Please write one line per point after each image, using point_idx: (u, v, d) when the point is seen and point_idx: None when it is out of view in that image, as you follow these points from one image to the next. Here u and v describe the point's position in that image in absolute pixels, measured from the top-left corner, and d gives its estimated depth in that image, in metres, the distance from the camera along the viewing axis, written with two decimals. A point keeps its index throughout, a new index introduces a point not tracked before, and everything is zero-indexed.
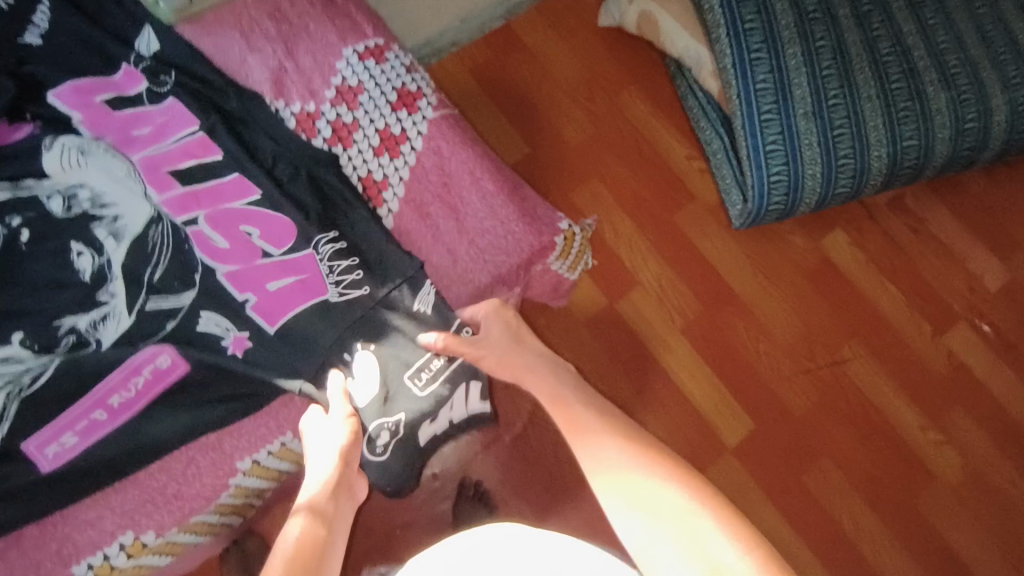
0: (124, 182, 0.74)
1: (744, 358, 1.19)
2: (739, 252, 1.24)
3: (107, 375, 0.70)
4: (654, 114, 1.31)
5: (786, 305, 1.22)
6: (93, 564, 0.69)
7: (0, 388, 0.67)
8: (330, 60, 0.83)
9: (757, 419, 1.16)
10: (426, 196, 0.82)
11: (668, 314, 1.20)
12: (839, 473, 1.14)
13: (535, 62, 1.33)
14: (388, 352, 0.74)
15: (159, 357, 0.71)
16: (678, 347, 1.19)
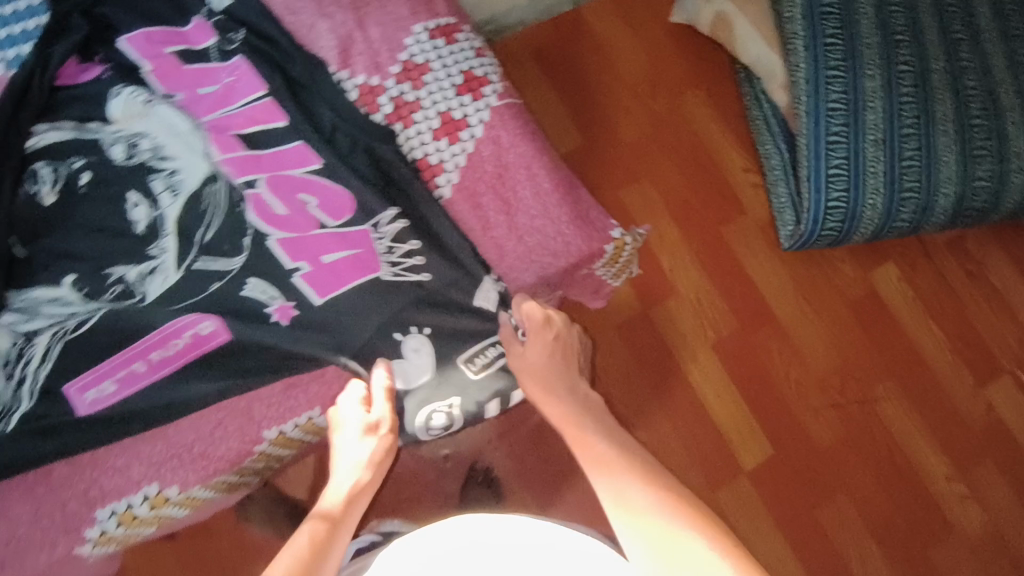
0: (186, 138, 0.75)
1: (772, 383, 1.16)
2: (783, 273, 1.20)
3: (152, 329, 0.70)
4: (717, 121, 1.26)
5: (823, 334, 1.18)
6: (116, 511, 0.70)
7: (47, 327, 0.69)
8: (399, 35, 0.82)
9: (777, 445, 1.14)
10: (480, 186, 0.80)
11: (701, 327, 1.17)
12: (854, 512, 1.11)
13: (602, 53, 1.29)
14: (445, 336, 0.77)
15: (202, 324, 0.71)
16: (705, 361, 1.16)
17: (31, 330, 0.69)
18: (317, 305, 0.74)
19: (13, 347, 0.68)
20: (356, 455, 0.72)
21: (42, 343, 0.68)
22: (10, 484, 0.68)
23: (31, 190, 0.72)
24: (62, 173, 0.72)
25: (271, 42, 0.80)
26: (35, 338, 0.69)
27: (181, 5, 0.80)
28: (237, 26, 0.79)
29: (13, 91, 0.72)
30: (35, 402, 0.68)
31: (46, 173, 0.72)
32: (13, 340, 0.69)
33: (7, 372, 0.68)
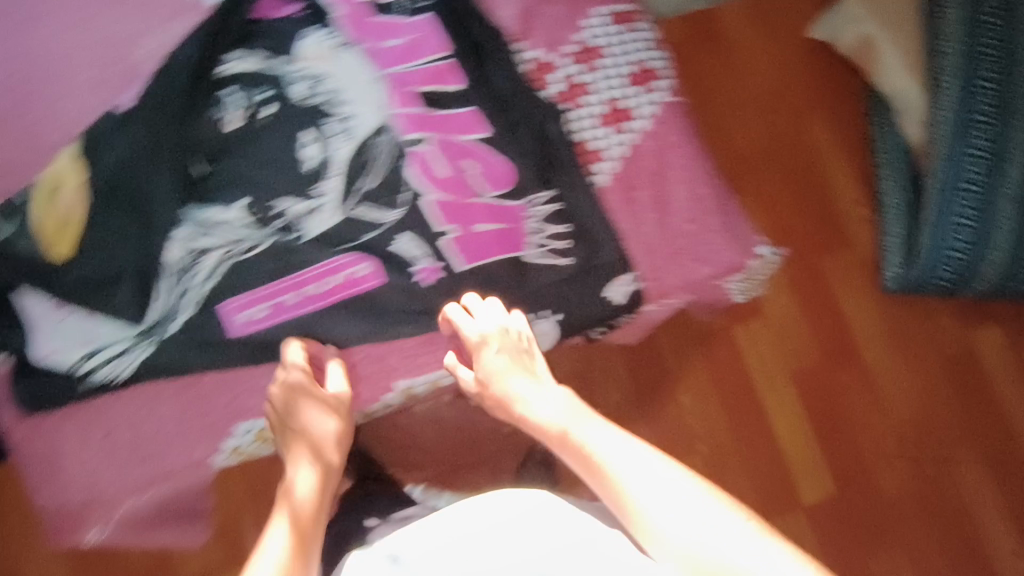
0: (365, 87, 0.77)
1: (847, 426, 1.13)
2: (880, 316, 1.14)
3: (311, 266, 0.74)
4: (840, 149, 1.16)
5: (908, 386, 1.14)
6: (254, 429, 0.75)
7: (217, 246, 0.72)
8: (580, 14, 0.81)
9: (843, 489, 1.11)
10: (637, 181, 0.80)
11: (784, 356, 1.13)
12: (909, 565, 1.11)
13: (730, 61, 1.16)
14: (567, 323, 0.79)
15: (359, 266, 0.74)
16: (783, 392, 1.12)
17: (202, 247, 0.72)
18: (460, 270, 0.76)
19: (183, 259, 0.72)
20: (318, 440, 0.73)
21: (211, 260, 0.72)
22: (158, 389, 0.72)
23: (215, 114, 0.73)
24: (249, 101, 0.74)
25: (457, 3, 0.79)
26: (204, 254, 0.72)
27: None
28: None
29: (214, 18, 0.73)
30: (195, 313, 0.72)
31: (235, 98, 0.74)
32: (184, 254, 0.72)
33: (173, 282, 0.72)
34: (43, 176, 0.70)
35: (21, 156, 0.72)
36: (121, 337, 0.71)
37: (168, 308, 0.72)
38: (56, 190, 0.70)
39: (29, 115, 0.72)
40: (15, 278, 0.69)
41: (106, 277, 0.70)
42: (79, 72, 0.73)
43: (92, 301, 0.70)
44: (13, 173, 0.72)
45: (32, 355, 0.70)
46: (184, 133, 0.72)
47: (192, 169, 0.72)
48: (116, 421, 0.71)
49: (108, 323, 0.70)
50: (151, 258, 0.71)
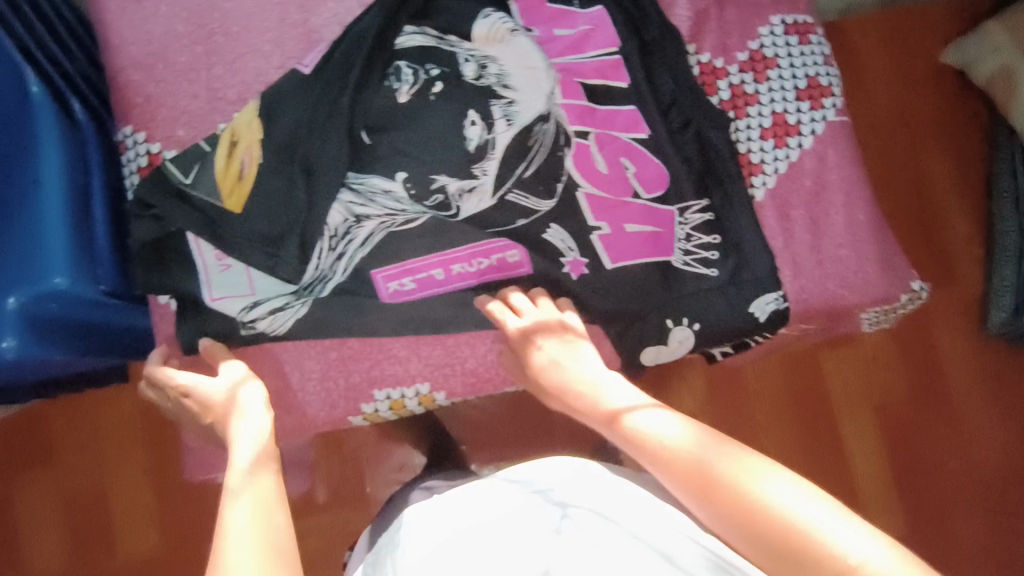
0: (534, 74, 0.76)
1: (925, 462, 1.16)
2: (970, 357, 1.18)
3: (463, 245, 0.75)
4: (954, 175, 1.20)
5: (988, 428, 1.17)
6: (392, 397, 0.76)
7: (376, 215, 0.74)
8: (755, 22, 0.79)
9: (915, 522, 1.14)
10: (793, 199, 0.78)
11: (870, 385, 1.17)
12: None
13: (857, 77, 1.20)
14: (706, 333, 0.78)
15: (512, 252, 0.76)
16: (863, 422, 1.16)
17: (362, 213, 0.74)
18: (607, 268, 0.77)
19: (342, 223, 0.73)
20: (253, 400, 0.64)
21: (368, 228, 0.74)
22: (305, 343, 0.75)
23: (392, 84, 0.74)
24: (419, 75, 0.75)
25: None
26: (363, 221, 0.74)
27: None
28: None
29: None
30: (348, 277, 0.74)
31: (406, 71, 0.75)
32: (344, 217, 0.73)
33: (330, 244, 0.73)
34: (226, 128, 0.73)
35: (203, 105, 0.74)
36: (280, 293, 0.73)
37: (323, 269, 0.74)
38: (236, 143, 0.72)
39: (213, 68, 0.75)
40: (189, 224, 0.71)
41: (272, 232, 0.72)
42: (265, 30, 0.76)
43: (256, 255, 0.72)
44: (192, 121, 0.74)
45: (203, 298, 0.73)
46: (359, 99, 0.73)
47: (360, 136, 0.74)
48: (266, 369, 0.75)
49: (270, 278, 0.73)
50: (311, 219, 0.72)
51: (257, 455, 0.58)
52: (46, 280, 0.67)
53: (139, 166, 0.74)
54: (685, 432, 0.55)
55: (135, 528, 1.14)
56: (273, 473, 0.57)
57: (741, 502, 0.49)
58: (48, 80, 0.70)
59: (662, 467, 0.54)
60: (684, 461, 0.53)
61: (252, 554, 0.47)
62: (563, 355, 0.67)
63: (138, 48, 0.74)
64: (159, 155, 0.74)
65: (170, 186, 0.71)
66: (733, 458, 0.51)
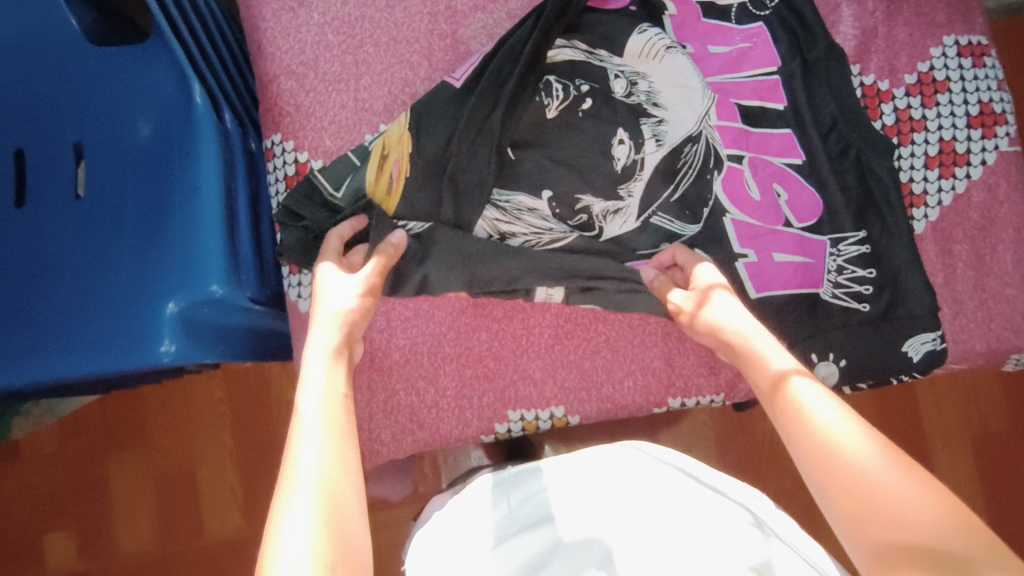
0: (688, 93, 0.73)
1: (1022, 501, 1.11)
2: None
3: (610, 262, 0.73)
4: None
5: None
6: (525, 418, 0.74)
7: (523, 235, 0.72)
8: (926, 42, 0.76)
9: None
10: (957, 233, 0.74)
11: (973, 419, 1.13)
12: None
13: None
14: (855, 371, 0.72)
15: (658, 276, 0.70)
16: (967, 458, 1.12)
17: (507, 231, 0.72)
18: (751, 298, 0.72)
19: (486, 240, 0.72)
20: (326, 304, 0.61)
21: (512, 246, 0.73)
22: (442, 358, 0.74)
23: (542, 99, 0.72)
24: (570, 92, 0.73)
25: (798, 16, 0.76)
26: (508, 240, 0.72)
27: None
28: None
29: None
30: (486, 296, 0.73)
31: (556, 87, 0.73)
32: (488, 233, 0.72)
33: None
34: (377, 142, 0.72)
35: (351, 115, 0.75)
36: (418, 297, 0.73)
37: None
38: (386, 156, 0.71)
39: (367, 79, 0.75)
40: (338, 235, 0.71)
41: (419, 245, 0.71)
42: (414, 42, 0.76)
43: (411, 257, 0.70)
44: (341, 131, 0.74)
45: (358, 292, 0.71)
46: (509, 114, 0.72)
47: (506, 151, 0.73)
48: (400, 384, 0.74)
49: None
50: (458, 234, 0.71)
51: (330, 380, 0.55)
52: (200, 287, 0.67)
53: (287, 174, 0.75)
54: (842, 418, 0.49)
55: (219, 511, 1.15)
56: (343, 395, 0.54)
57: (870, 498, 0.43)
58: (209, 89, 0.71)
59: (799, 446, 0.49)
60: (823, 443, 0.48)
61: (318, 483, 0.45)
62: (719, 311, 0.62)
63: (290, 56, 0.75)
64: (307, 164, 0.74)
65: (318, 198, 0.72)
66: (883, 458, 0.45)
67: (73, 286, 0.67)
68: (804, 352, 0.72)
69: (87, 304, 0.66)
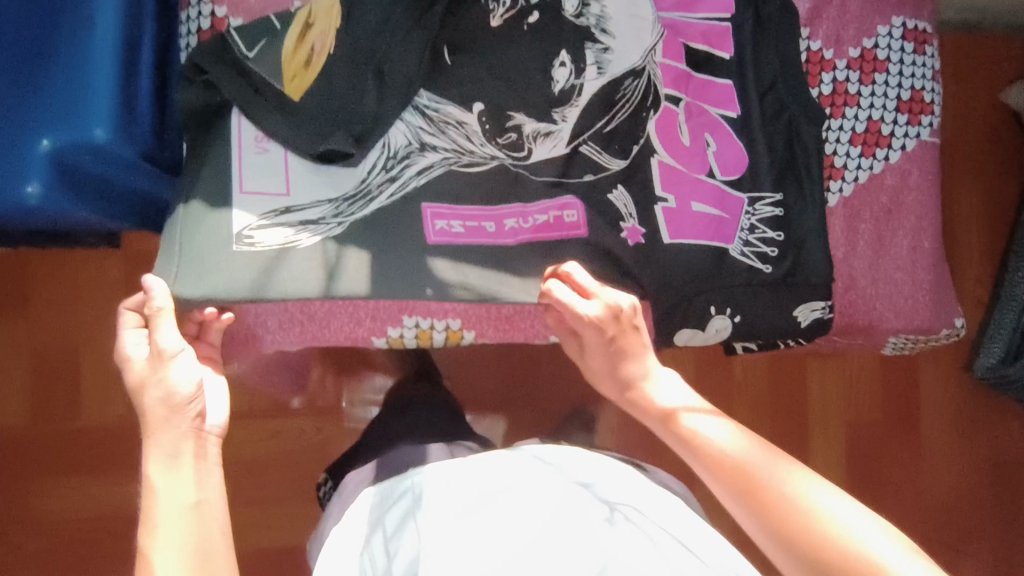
0: (638, 24, 0.72)
1: (873, 483, 1.20)
2: (952, 403, 1.23)
3: (518, 199, 0.69)
4: (981, 219, 1.21)
5: (950, 472, 1.22)
6: (421, 325, 0.73)
7: (443, 148, 0.68)
8: (875, 20, 0.76)
9: None
10: (865, 212, 0.76)
11: (847, 403, 1.20)
12: None
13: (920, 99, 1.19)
14: (747, 330, 0.74)
15: (568, 211, 0.70)
16: (834, 436, 1.20)
17: (429, 142, 0.68)
18: (664, 243, 0.72)
19: (404, 146, 0.67)
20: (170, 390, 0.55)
21: (429, 158, 0.68)
22: None
23: (489, 3, 0.69)
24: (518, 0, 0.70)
25: None
26: (426, 151, 0.68)
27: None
28: None
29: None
30: (395, 201, 0.66)
31: None
32: (409, 141, 0.67)
33: (385, 164, 0.67)
34: (303, 7, 0.67)
35: None
36: (316, 205, 0.65)
37: (346, 211, 0.65)
38: (310, 25, 0.66)
39: None
40: (236, 93, 0.64)
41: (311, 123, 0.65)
42: None
43: (299, 140, 0.64)
44: None
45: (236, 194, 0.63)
46: (452, 11, 0.69)
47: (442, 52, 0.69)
48: None
49: (314, 185, 0.65)
50: (372, 122, 0.66)
51: (185, 481, 0.52)
52: (81, 131, 0.61)
53: (201, 27, 0.68)
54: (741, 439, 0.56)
55: (98, 394, 1.09)
56: (195, 505, 0.52)
57: (783, 507, 0.49)
58: None
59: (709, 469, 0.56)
60: (732, 463, 0.54)
61: None
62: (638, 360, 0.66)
63: None
64: (224, 20, 0.68)
65: (228, 55, 0.65)
66: (789, 470, 0.52)
67: None
68: (703, 305, 0.73)
69: None
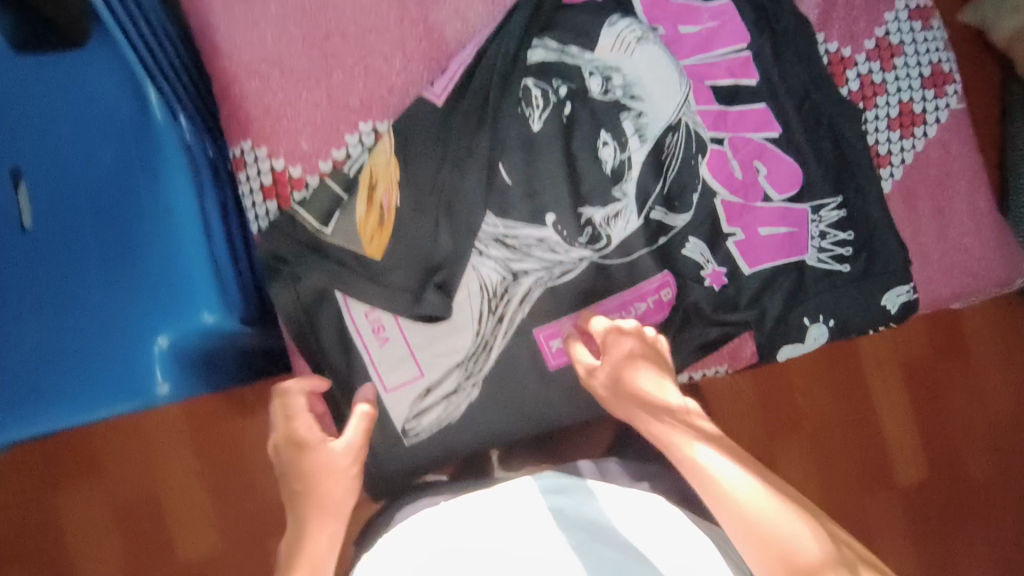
0: (665, 83, 0.74)
1: (938, 420, 1.21)
2: (997, 324, 1.23)
3: (615, 293, 0.74)
4: None
5: (1007, 388, 1.23)
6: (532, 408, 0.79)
7: (534, 270, 0.72)
8: (881, 9, 0.80)
9: (933, 471, 1.21)
10: (920, 188, 0.79)
11: (897, 350, 1.21)
12: (983, 545, 1.20)
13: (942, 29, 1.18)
14: (840, 329, 0.78)
15: (665, 290, 0.75)
16: (893, 382, 1.21)
17: (519, 269, 0.72)
18: (746, 274, 0.76)
19: (499, 282, 0.72)
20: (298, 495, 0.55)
21: (524, 285, 0.72)
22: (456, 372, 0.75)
23: (524, 110, 0.72)
24: (550, 96, 0.72)
25: None
26: (520, 278, 0.72)
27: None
28: None
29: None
30: (510, 339, 0.72)
31: (536, 94, 0.72)
32: (501, 275, 0.72)
33: (490, 307, 0.72)
34: (363, 169, 0.69)
35: (325, 115, 0.69)
36: (449, 376, 0.71)
37: (473, 370, 0.72)
38: (374, 186, 0.69)
39: (332, 75, 0.70)
40: (327, 279, 0.68)
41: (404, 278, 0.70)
42: (383, 31, 0.71)
43: (399, 302, 0.70)
44: (316, 133, 0.69)
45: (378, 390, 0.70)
46: (496, 131, 0.71)
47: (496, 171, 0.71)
48: None
49: (438, 355, 0.71)
50: (452, 268, 0.70)
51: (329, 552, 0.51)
52: (190, 318, 0.62)
53: (263, 182, 0.69)
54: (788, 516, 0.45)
55: (189, 532, 1.03)
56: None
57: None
58: (163, 96, 0.64)
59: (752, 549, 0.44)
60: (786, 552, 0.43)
61: None
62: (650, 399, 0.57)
63: (250, 53, 0.68)
64: (285, 172, 0.69)
65: (304, 237, 0.68)
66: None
67: (35, 323, 0.60)
68: (797, 317, 0.77)
69: (59, 343, 0.60)
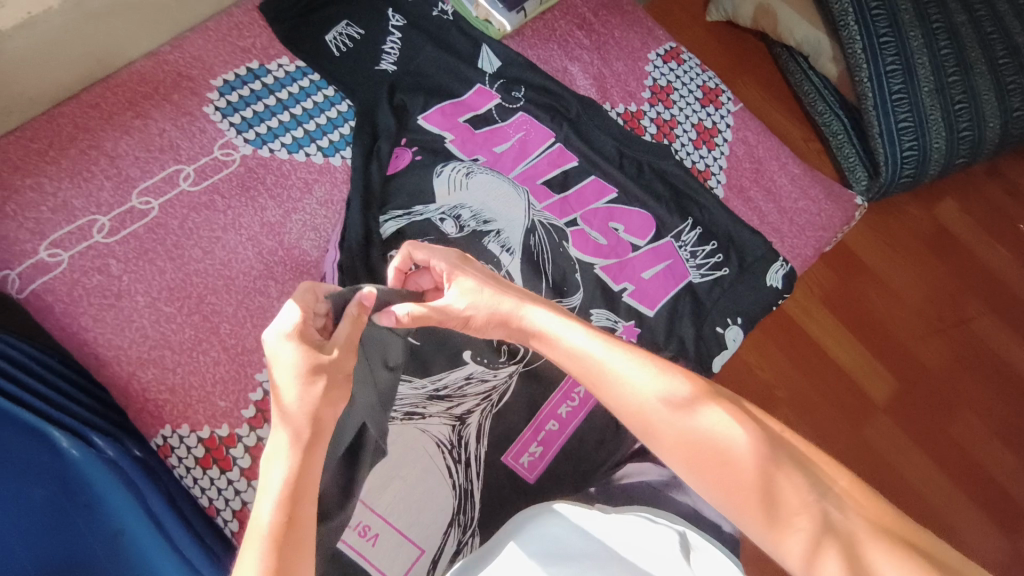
0: (505, 198, 0.82)
1: (880, 333, 1.15)
2: (868, 226, 1.22)
3: (555, 391, 0.81)
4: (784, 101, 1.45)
5: (914, 272, 1.19)
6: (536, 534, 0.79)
7: (476, 405, 0.76)
8: (640, 65, 0.95)
9: (902, 379, 1.12)
10: (744, 181, 0.93)
11: (807, 287, 1.16)
12: (982, 422, 1.11)
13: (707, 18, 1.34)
14: (749, 320, 0.87)
15: None
16: (822, 317, 1.14)
17: (462, 411, 0.75)
18: (652, 316, 0.83)
19: (451, 431, 0.74)
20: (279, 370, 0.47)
21: (474, 421, 0.76)
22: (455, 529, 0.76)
23: None
24: None
25: (546, 93, 0.90)
26: (468, 418, 0.76)
27: (461, 74, 0.88)
28: (515, 84, 0.90)
29: (361, 185, 0.79)
30: (484, 475, 0.75)
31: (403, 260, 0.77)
32: (450, 425, 0.74)
33: (454, 458, 0.74)
34: None
35: (229, 366, 0.72)
36: (448, 539, 0.72)
37: (466, 522, 0.73)
38: None
39: (219, 329, 0.73)
40: None
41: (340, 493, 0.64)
42: (249, 270, 0.76)
43: (375, 496, 0.70)
44: (227, 386, 0.71)
45: None
46: None
47: (389, 351, 0.66)
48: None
49: (428, 527, 0.71)
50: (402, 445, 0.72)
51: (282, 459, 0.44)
52: None
53: (197, 456, 0.69)
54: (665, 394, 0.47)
55: None
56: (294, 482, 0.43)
57: (708, 459, 0.45)
58: (74, 430, 0.65)
59: (620, 414, 0.49)
60: (640, 409, 0.47)
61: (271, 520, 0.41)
62: (497, 299, 0.54)
63: (136, 348, 0.70)
64: (213, 436, 0.69)
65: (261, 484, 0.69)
66: (706, 416, 0.46)
67: None
68: (711, 329, 0.85)
69: None
